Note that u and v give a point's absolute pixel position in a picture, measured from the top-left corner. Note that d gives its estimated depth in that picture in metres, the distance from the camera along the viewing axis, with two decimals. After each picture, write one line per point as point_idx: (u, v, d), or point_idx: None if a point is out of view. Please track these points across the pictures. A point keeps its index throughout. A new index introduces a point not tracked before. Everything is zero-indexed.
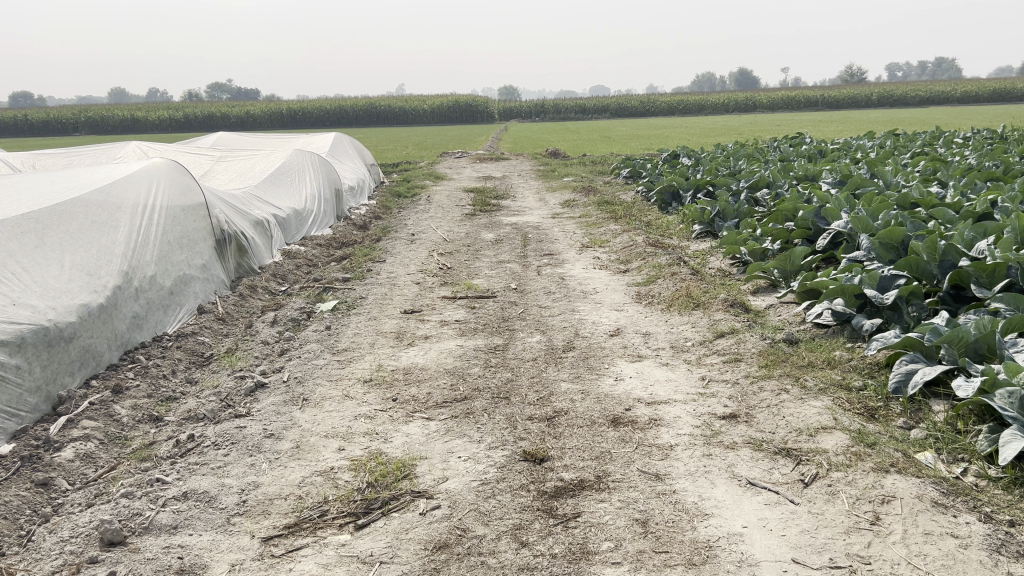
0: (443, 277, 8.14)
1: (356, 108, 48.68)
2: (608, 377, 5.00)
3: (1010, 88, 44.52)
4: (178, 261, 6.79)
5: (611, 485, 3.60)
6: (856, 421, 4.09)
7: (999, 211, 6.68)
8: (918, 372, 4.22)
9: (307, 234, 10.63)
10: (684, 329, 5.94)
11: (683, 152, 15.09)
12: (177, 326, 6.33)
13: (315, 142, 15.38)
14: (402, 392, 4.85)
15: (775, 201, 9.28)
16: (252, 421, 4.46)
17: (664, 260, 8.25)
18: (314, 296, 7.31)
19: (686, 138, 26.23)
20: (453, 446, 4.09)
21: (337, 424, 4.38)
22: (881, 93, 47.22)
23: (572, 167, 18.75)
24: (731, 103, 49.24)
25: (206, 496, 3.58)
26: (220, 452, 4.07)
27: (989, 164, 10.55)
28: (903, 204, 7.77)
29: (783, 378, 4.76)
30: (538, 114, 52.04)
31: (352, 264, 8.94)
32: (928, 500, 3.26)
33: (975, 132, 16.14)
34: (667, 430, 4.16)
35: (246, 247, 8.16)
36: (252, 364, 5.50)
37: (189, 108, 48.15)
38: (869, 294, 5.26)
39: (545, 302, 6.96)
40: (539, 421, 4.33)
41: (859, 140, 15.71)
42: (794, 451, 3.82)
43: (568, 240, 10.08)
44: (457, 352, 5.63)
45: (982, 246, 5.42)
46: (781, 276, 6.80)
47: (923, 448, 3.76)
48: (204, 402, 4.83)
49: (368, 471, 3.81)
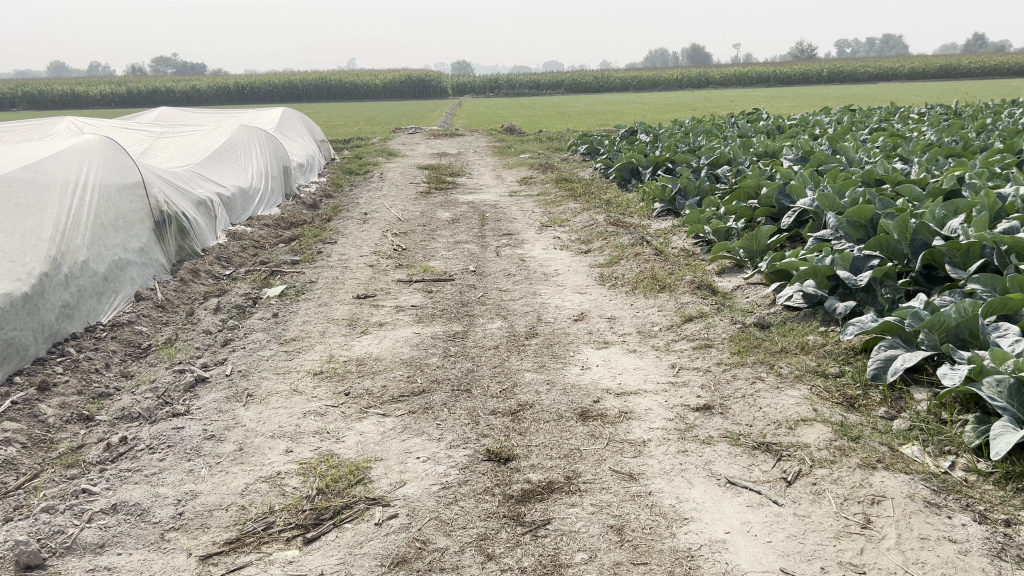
0: (398, 258, 7.81)
1: (306, 83, 47.63)
2: (574, 366, 4.75)
3: (956, 65, 44.82)
4: (112, 245, 6.34)
5: (582, 488, 3.35)
6: (836, 411, 3.88)
7: (966, 187, 6.55)
8: (898, 358, 4.03)
9: (253, 214, 10.18)
10: (650, 313, 5.71)
11: (640, 128, 14.84)
12: (113, 314, 5.91)
13: (262, 117, 14.84)
14: (354, 386, 4.54)
15: (737, 178, 9.10)
16: (191, 421, 4.10)
17: (627, 240, 8.00)
18: (260, 280, 6.92)
19: (640, 114, 25.95)
20: (411, 445, 3.80)
21: (284, 422, 4.06)
22: (831, 68, 47.42)
23: (528, 143, 18.40)
24: (685, 78, 49.26)
25: (137, 509, 3.24)
26: (155, 457, 3.71)
27: (947, 139, 10.49)
28: (868, 181, 7.60)
29: (756, 365, 4.54)
30: (492, 89, 51.48)
31: (301, 245, 8.55)
32: (919, 499, 3.06)
33: (929, 108, 16.18)
34: (638, 424, 3.92)
35: (188, 229, 7.72)
36: (193, 356, 5.13)
37: (131, 82, 46.61)
38: (842, 276, 5.05)
39: (506, 285, 6.68)
40: (503, 416, 4.06)
41: (816, 116, 15.64)
42: (774, 446, 3.60)
43: (527, 219, 9.79)
44: (413, 340, 5.32)
45: (955, 225, 5.25)
46: (747, 256, 6.59)
47: (908, 441, 3.57)
48: (140, 399, 4.45)
49: (318, 476, 3.51)
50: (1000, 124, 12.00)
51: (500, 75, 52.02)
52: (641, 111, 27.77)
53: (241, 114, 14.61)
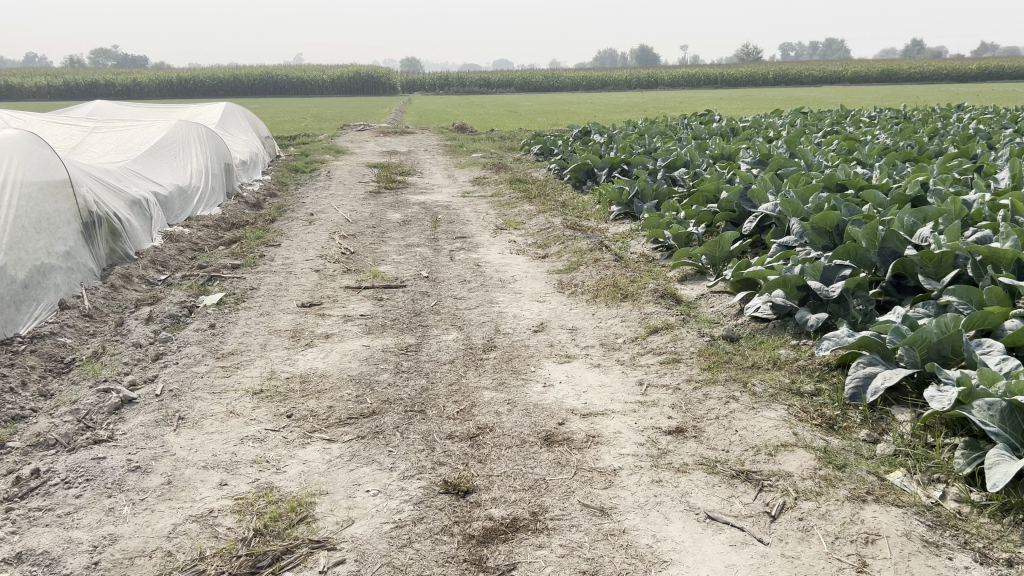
0: (346, 263, 7.43)
1: (251, 77, 46.51)
2: (536, 382, 4.45)
3: (897, 69, 45.43)
4: (34, 248, 5.88)
5: (550, 526, 3.05)
6: (817, 435, 3.65)
7: (932, 194, 6.38)
8: (877, 376, 3.82)
9: (192, 213, 9.68)
10: (613, 324, 5.43)
11: (594, 128, 14.61)
12: (33, 324, 5.47)
13: (204, 111, 14.23)
14: (298, 407, 4.18)
15: (695, 181, 8.91)
16: (114, 449, 3.70)
17: (585, 244, 7.73)
18: (197, 287, 6.48)
19: (590, 115, 25.70)
20: (359, 476, 3.46)
21: (219, 450, 3.69)
22: (777, 71, 48.28)
23: (480, 142, 18.08)
24: (634, 79, 49.48)
25: (46, 559, 2.86)
26: (71, 493, 3.31)
27: (903, 144, 10.46)
28: (829, 186, 7.44)
29: (728, 383, 4.28)
30: (442, 87, 51.08)
31: (243, 249, 8.11)
32: (916, 539, 2.84)
33: (879, 111, 16.30)
34: (607, 450, 3.63)
35: (120, 231, 7.23)
36: (121, 372, 4.69)
37: (69, 73, 45.05)
38: (814, 286, 4.83)
39: (460, 293, 6.35)
40: (461, 441, 3.74)
41: (768, 118, 15.65)
42: (754, 475, 3.34)
43: (480, 221, 9.47)
44: (362, 354, 4.98)
45: (926, 232, 5.05)
46: (709, 262, 6.36)
47: (894, 468, 3.35)
48: (58, 423, 4.01)
49: (256, 515, 3.15)
50: (952, 129, 12.03)
51: (451, 74, 51.69)
52: (591, 111, 27.68)
53: (180, 109, 13.98)
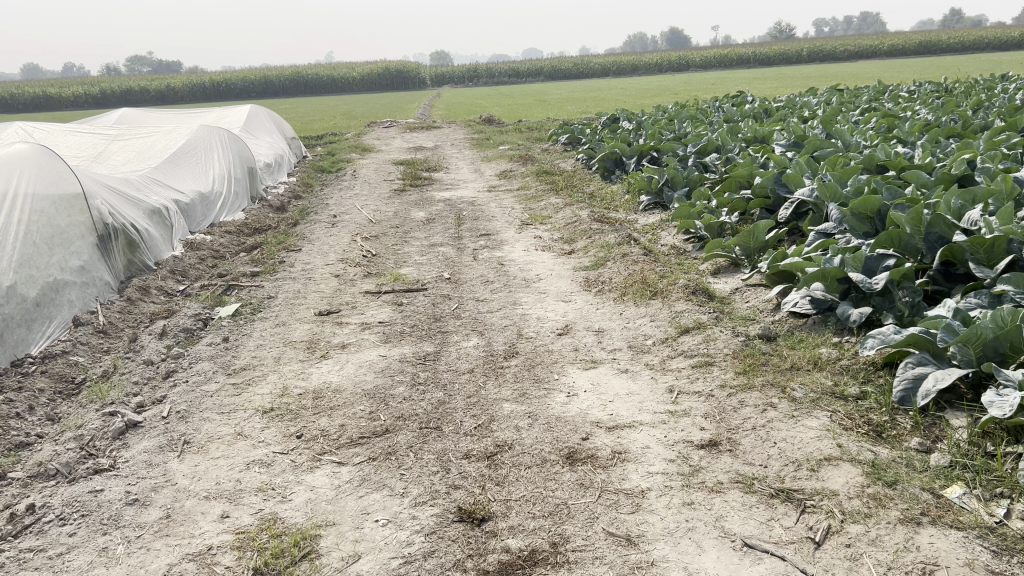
0: (367, 266, 7.22)
1: (281, 77, 46.65)
2: (559, 393, 4.19)
3: (936, 40, 44.06)
4: (45, 264, 5.75)
5: (572, 559, 2.79)
6: (863, 445, 3.34)
7: (980, 172, 5.98)
8: (928, 379, 3.49)
9: (214, 220, 9.55)
10: (642, 325, 5.15)
11: (622, 115, 14.25)
12: (45, 343, 5.34)
13: (228, 115, 14.17)
14: (308, 426, 3.97)
15: (727, 166, 8.55)
16: (115, 480, 3.52)
17: (613, 237, 7.43)
18: (213, 298, 6.31)
19: (621, 101, 25.30)
20: (369, 504, 3.24)
21: (222, 478, 3.49)
22: (811, 49, 47.24)
23: (508, 134, 17.83)
24: (665, 64, 48.71)
25: None
26: (65, 531, 3.14)
27: (946, 118, 9.97)
28: (869, 168, 7.05)
29: (766, 388, 3.99)
30: (471, 79, 50.82)
31: (263, 255, 7.95)
32: (980, 569, 2.54)
33: (920, 84, 15.69)
34: (635, 468, 3.36)
35: (137, 241, 7.09)
36: (129, 393, 4.52)
37: (104, 81, 45.50)
38: (855, 278, 4.49)
39: (483, 294, 6.11)
40: (479, 461, 3.51)
41: (803, 97, 15.14)
42: (795, 494, 3.06)
43: (506, 217, 9.21)
44: (378, 365, 4.75)
45: (975, 216, 4.68)
46: (744, 254, 6.03)
47: (951, 481, 3.03)
48: (60, 451, 3.84)
49: (256, 551, 2.94)
50: (998, 100, 11.48)
51: (479, 66, 51.46)
52: (621, 97, 27.20)
53: (205, 113, 13.92)
